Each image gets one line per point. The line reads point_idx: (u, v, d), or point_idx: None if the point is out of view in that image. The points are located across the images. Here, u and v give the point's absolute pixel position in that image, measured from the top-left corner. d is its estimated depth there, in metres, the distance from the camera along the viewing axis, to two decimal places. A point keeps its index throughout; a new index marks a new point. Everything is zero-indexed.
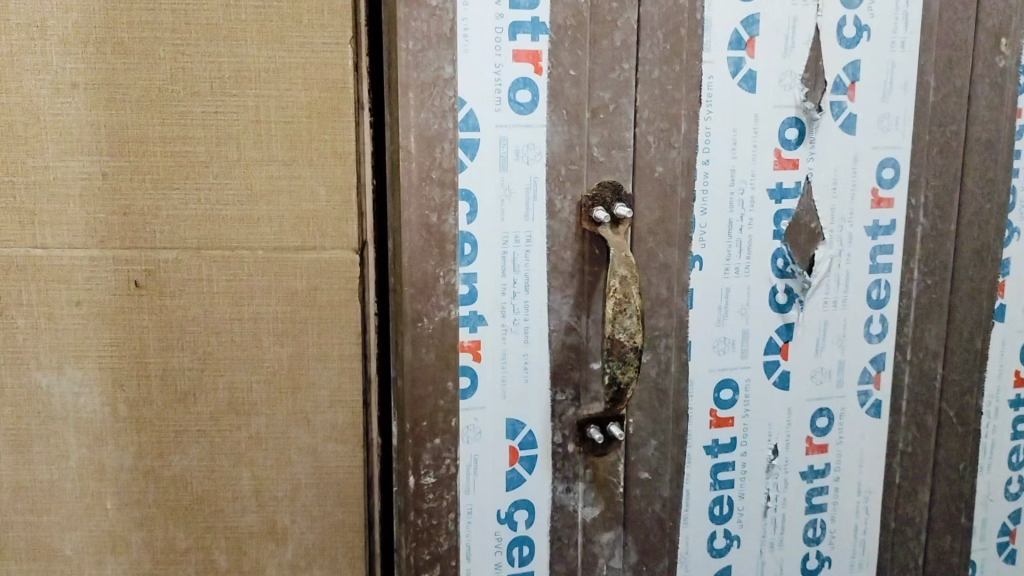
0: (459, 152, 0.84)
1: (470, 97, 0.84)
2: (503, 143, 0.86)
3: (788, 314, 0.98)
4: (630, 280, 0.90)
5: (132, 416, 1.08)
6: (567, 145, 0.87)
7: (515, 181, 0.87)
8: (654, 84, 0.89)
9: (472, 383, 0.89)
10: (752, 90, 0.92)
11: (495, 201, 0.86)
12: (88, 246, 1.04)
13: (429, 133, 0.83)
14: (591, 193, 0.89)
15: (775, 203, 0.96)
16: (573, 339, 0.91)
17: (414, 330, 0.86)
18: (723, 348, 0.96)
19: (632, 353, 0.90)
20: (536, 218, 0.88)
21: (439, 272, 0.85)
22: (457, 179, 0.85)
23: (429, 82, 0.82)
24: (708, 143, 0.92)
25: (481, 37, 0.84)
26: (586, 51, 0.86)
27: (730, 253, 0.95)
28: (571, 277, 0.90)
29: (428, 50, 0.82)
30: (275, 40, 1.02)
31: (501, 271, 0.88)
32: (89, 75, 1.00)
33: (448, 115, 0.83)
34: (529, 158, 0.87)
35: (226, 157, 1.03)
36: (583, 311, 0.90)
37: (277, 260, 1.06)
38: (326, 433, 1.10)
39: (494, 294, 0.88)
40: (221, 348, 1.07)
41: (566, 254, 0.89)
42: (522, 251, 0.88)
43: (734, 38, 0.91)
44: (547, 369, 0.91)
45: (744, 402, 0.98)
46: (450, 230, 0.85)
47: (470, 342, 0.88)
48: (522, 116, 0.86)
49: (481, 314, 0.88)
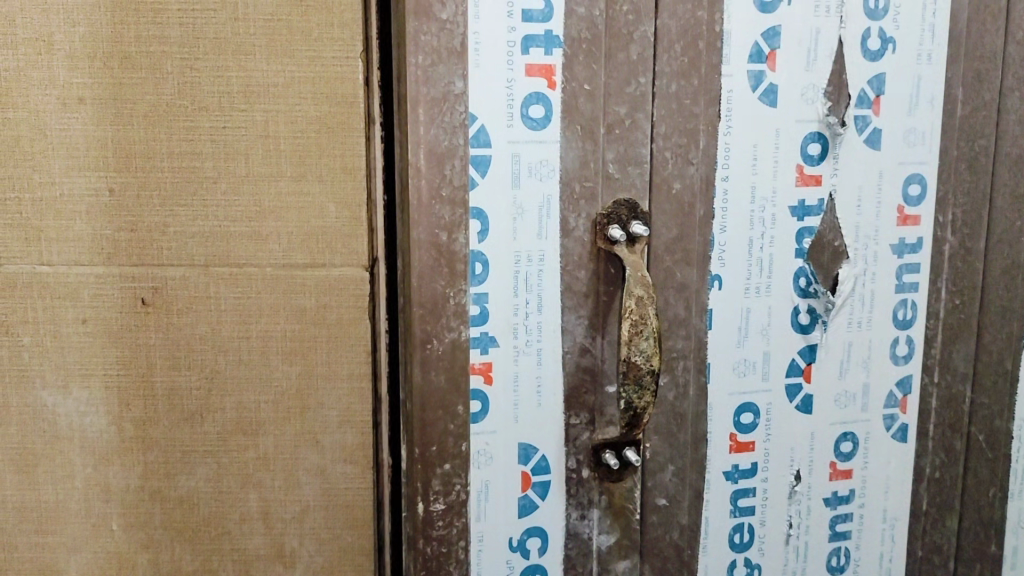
0: (469, 169, 0.82)
1: (482, 113, 0.81)
2: (516, 160, 0.83)
3: (812, 336, 0.95)
4: (647, 301, 0.83)
5: (138, 436, 1.05)
6: (581, 161, 0.85)
7: (527, 199, 0.84)
8: (671, 99, 0.86)
9: (483, 407, 0.86)
10: (774, 105, 0.90)
11: (507, 219, 0.84)
12: (95, 263, 1.02)
13: (439, 149, 0.81)
14: (606, 211, 0.86)
15: (798, 221, 0.93)
16: (588, 361, 0.87)
17: (423, 352, 0.83)
18: (744, 371, 0.93)
19: (650, 377, 0.84)
20: (550, 236, 0.85)
21: (449, 292, 0.83)
22: (467, 197, 0.82)
23: (439, 98, 0.80)
24: (728, 159, 0.89)
25: (492, 51, 0.81)
26: (602, 65, 0.84)
27: (751, 272, 0.92)
28: (585, 297, 0.87)
29: (438, 64, 0.79)
30: (284, 54, 1.00)
31: (513, 291, 0.85)
32: (96, 90, 0.99)
33: (458, 131, 0.81)
34: (542, 175, 0.84)
35: (235, 173, 1.01)
36: (598, 331, 0.87)
37: (286, 278, 1.04)
38: (335, 455, 1.07)
39: (506, 315, 0.85)
40: (229, 367, 1.05)
41: (580, 273, 0.86)
42: (535, 271, 0.85)
43: (754, 51, 0.89)
44: (561, 393, 0.87)
45: (765, 426, 0.95)
46: (461, 249, 0.82)
47: (481, 364, 0.85)
48: (535, 132, 0.83)
49: (493, 336, 0.85)
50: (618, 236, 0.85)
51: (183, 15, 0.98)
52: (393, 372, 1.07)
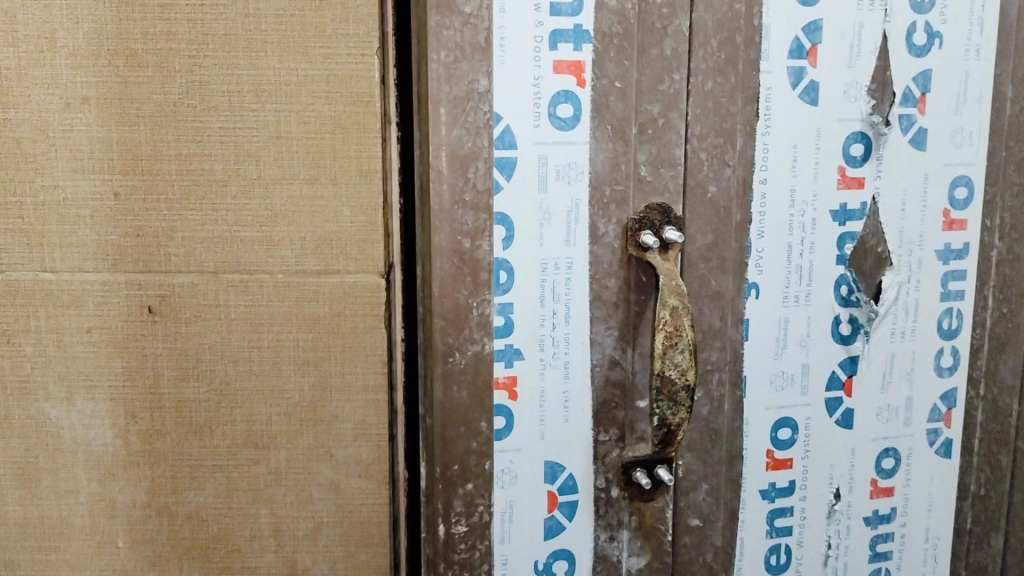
0: (494, 172, 0.77)
1: (507, 113, 0.77)
2: (543, 162, 0.78)
3: (853, 347, 0.91)
4: (682, 311, 0.78)
5: (144, 450, 1.01)
6: (612, 163, 0.80)
7: (555, 203, 0.79)
8: (707, 97, 0.81)
9: (507, 423, 0.81)
10: (814, 103, 0.85)
11: (534, 225, 0.79)
12: (100, 270, 0.98)
13: (462, 151, 0.76)
14: (638, 216, 0.81)
15: (839, 226, 0.88)
16: (618, 374, 0.82)
17: (445, 367, 0.78)
18: (781, 384, 0.88)
19: (684, 393, 0.79)
20: (578, 242, 0.80)
21: (472, 302, 0.78)
22: (492, 202, 0.77)
23: (463, 96, 0.75)
24: (766, 160, 0.85)
25: (518, 47, 0.76)
26: (634, 61, 0.79)
27: (790, 280, 0.87)
28: (615, 307, 0.81)
29: (461, 61, 0.75)
30: (296, 51, 0.95)
31: (540, 301, 0.80)
32: (100, 89, 0.94)
33: (483, 131, 0.76)
34: (570, 178, 0.79)
35: (246, 175, 0.97)
36: (629, 343, 0.82)
37: (299, 285, 0.99)
38: (349, 469, 1.03)
39: (532, 326, 0.80)
40: (239, 378, 1.00)
41: (610, 281, 0.81)
42: (562, 279, 0.80)
43: (794, 46, 0.84)
44: (589, 408, 0.83)
45: (803, 442, 0.90)
46: (484, 257, 0.78)
47: (505, 378, 0.80)
48: (564, 132, 0.78)
49: (518, 348, 0.80)
50: (650, 243, 0.80)
51: (191, 10, 0.94)
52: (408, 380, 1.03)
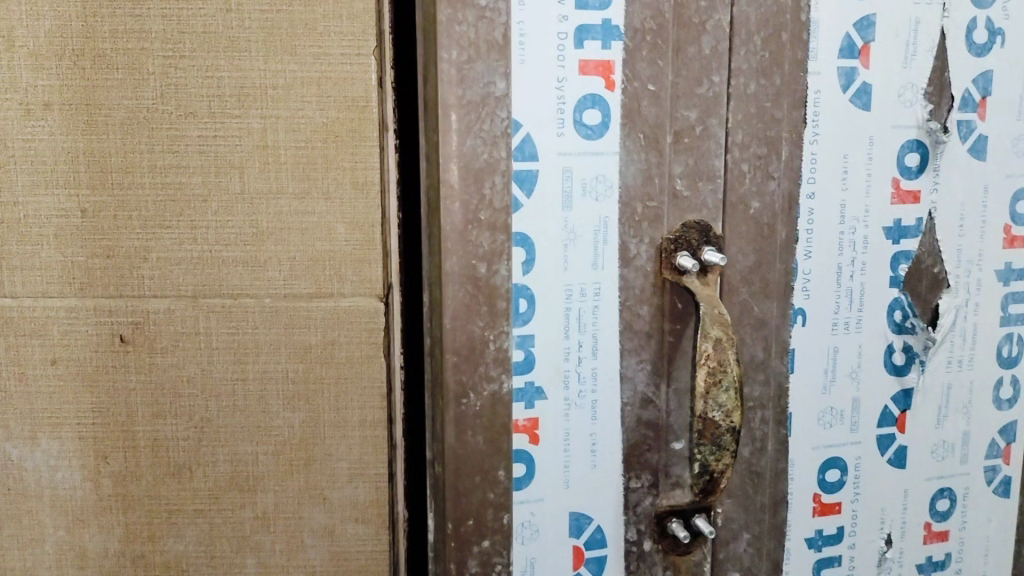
0: (513, 187, 0.68)
1: (527, 120, 0.67)
2: (567, 176, 0.69)
3: (907, 378, 0.82)
4: (727, 343, 0.69)
5: (117, 494, 0.86)
6: (644, 176, 0.70)
7: (580, 222, 0.70)
8: (750, 101, 0.72)
9: (528, 470, 0.72)
10: (867, 107, 0.76)
11: (557, 247, 0.70)
12: (65, 294, 0.84)
13: (476, 164, 0.67)
14: (674, 235, 0.71)
15: (893, 244, 0.79)
16: (651, 413, 0.73)
17: (457, 410, 0.69)
18: (829, 421, 0.80)
19: (730, 436, 0.70)
20: (607, 266, 0.71)
21: (489, 335, 0.69)
22: (510, 221, 0.68)
23: (477, 101, 0.66)
24: (814, 172, 0.75)
25: (540, 44, 0.67)
26: (669, 61, 0.69)
27: (840, 304, 0.78)
28: (648, 338, 0.72)
29: (475, 61, 0.65)
30: (283, 50, 0.81)
31: (564, 332, 0.71)
32: (65, 94, 0.81)
33: (500, 141, 0.67)
34: (598, 194, 0.70)
35: (228, 189, 0.83)
36: (663, 378, 0.72)
37: (288, 310, 0.85)
38: (345, 513, 0.88)
39: (555, 360, 0.71)
40: (221, 415, 0.86)
41: (642, 308, 0.72)
42: (588, 308, 0.71)
43: (845, 43, 0.75)
44: (618, 452, 0.73)
45: (852, 484, 0.82)
46: (502, 283, 0.68)
47: (525, 421, 0.71)
48: (590, 141, 0.69)
49: (539, 386, 0.71)
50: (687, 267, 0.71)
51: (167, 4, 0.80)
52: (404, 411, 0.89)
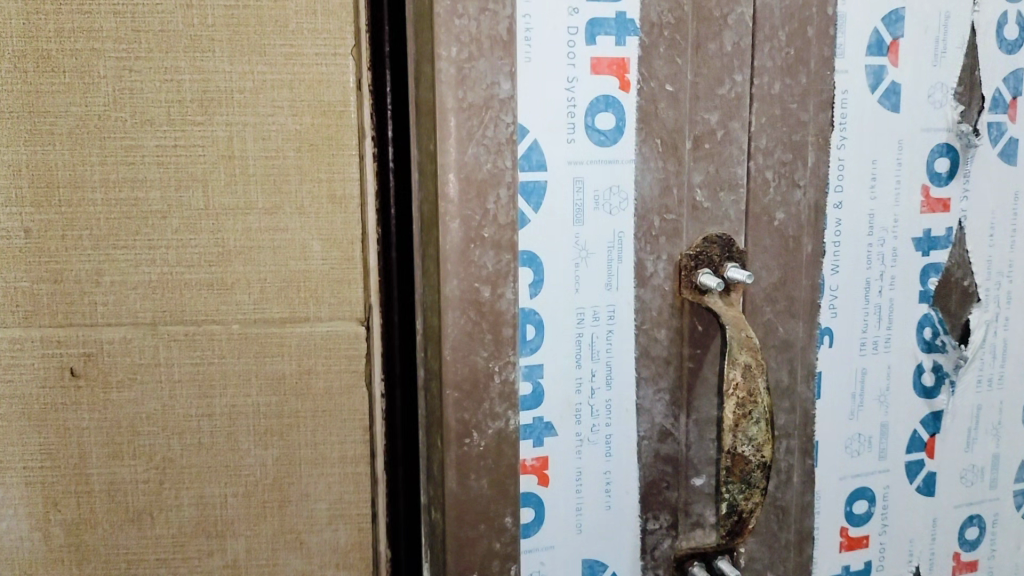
0: (519, 200, 0.61)
1: (535, 125, 0.61)
2: (579, 187, 0.63)
3: (936, 401, 0.76)
4: (756, 369, 0.62)
5: (69, 545, 0.74)
6: (661, 186, 0.64)
7: (593, 239, 0.64)
8: (774, 102, 0.65)
9: (537, 515, 0.64)
10: (896, 109, 0.71)
11: (568, 266, 0.63)
12: (7, 324, 0.72)
13: (479, 175, 0.59)
14: (694, 250, 0.64)
15: (923, 256, 0.74)
16: (669, 448, 0.65)
17: (459, 452, 0.62)
18: (857, 448, 0.74)
19: (761, 473, 0.62)
20: (622, 286, 0.64)
21: (493, 366, 0.61)
22: (517, 238, 0.62)
23: (480, 104, 0.59)
24: (841, 179, 0.70)
25: (549, 40, 0.61)
26: (688, 59, 0.63)
27: (868, 322, 0.73)
28: (666, 364, 0.65)
29: (477, 59, 0.58)
30: (252, 50, 0.71)
31: (575, 360, 0.64)
32: (4, 98, 0.69)
33: (505, 149, 0.60)
34: (612, 207, 0.64)
35: (191, 205, 0.72)
36: (682, 408, 0.65)
37: (258, 338, 0.74)
38: (325, 559, 0.77)
39: (567, 392, 0.64)
40: (185, 454, 0.74)
41: (660, 332, 0.65)
42: (602, 332, 0.64)
43: (873, 40, 0.69)
44: (635, 491, 0.66)
45: (881, 515, 0.75)
46: (507, 309, 0.61)
47: (534, 460, 0.64)
48: (603, 148, 0.63)
49: (549, 421, 0.64)
50: (710, 286, 0.63)
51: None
52: (389, 442, 0.79)
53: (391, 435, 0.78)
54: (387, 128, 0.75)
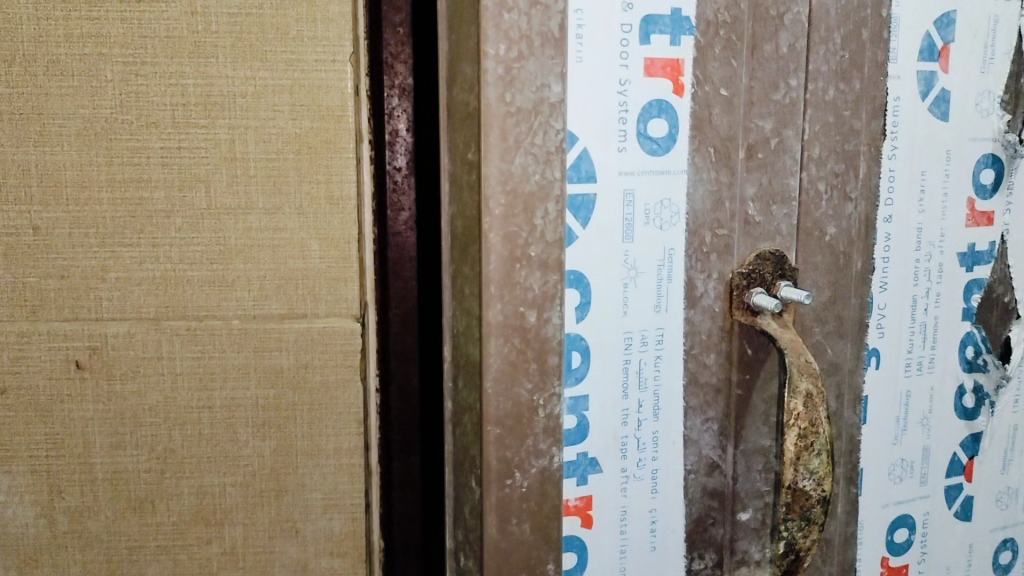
0: (568, 215, 0.57)
1: (586, 132, 0.57)
2: (630, 200, 0.59)
3: (976, 423, 0.74)
4: (817, 398, 0.59)
5: (73, 532, 0.76)
6: (713, 200, 0.60)
7: (642, 257, 0.59)
8: (829, 109, 0.61)
9: (580, 560, 0.61)
10: (945, 118, 0.67)
11: (615, 286, 0.59)
12: (15, 319, 0.73)
13: (526, 187, 0.55)
14: (747, 269, 0.61)
15: (966, 272, 0.71)
16: (716, 481, 0.62)
17: (500, 493, 0.57)
18: (900, 475, 0.71)
19: (820, 507, 0.59)
20: (671, 308, 0.60)
21: (538, 400, 0.57)
22: (565, 258, 0.57)
23: (528, 109, 0.54)
24: (892, 192, 0.66)
25: (602, 34, 0.56)
26: (743, 61, 0.59)
27: (914, 342, 0.70)
28: (715, 393, 0.62)
29: (525, 59, 0.53)
30: (253, 55, 0.72)
31: (622, 390, 0.60)
32: (11, 91, 0.70)
33: (554, 159, 0.55)
34: (663, 221, 0.60)
35: (194, 205, 0.73)
36: (731, 439, 0.62)
37: (257, 332, 0.75)
38: (320, 546, 0.78)
39: (612, 424, 0.61)
40: (186, 444, 0.76)
41: (710, 357, 0.61)
42: (650, 358, 0.61)
43: (926, 44, 0.66)
44: (681, 530, 0.63)
45: (920, 543, 0.73)
46: (553, 334, 0.57)
47: (577, 500, 0.60)
48: (655, 158, 0.59)
49: (593, 457, 0.60)
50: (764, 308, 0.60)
51: (125, 6, 0.70)
52: (384, 431, 0.81)
53: (386, 426, 0.81)
54: (384, 133, 0.77)
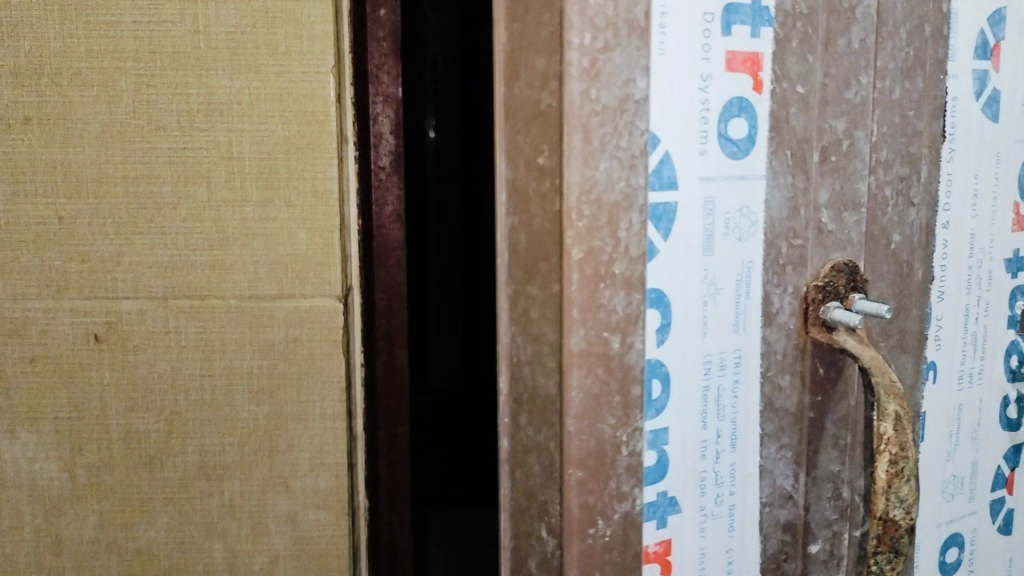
0: (650, 227, 0.58)
1: (667, 134, 0.57)
2: (710, 208, 0.59)
3: (1020, 434, 0.76)
4: (905, 421, 0.60)
5: None
6: (790, 206, 0.61)
7: (721, 274, 0.61)
8: (894, 109, 0.63)
9: None
10: (996, 118, 0.69)
11: (697, 305, 0.60)
12: None
13: (610, 196, 0.56)
14: (823, 281, 0.63)
15: (1012, 279, 0.73)
16: (788, 511, 0.65)
17: (583, 544, 0.60)
18: (952, 492, 0.72)
19: (906, 538, 0.60)
20: (749, 328, 0.62)
21: (620, 437, 0.59)
22: (645, 276, 0.58)
23: (616, 106, 0.55)
24: (949, 197, 0.68)
25: (676, 31, 0.57)
26: (818, 56, 0.60)
27: (965, 354, 0.71)
28: (790, 419, 0.64)
29: (611, 49, 0.55)
30: None
31: (701, 421, 0.62)
32: None
33: (638, 164, 0.56)
34: (741, 232, 0.61)
35: None
36: (805, 466, 0.65)
37: None
38: None
39: (692, 457, 0.62)
40: None
41: (783, 379, 0.64)
42: (728, 383, 0.62)
43: (980, 43, 0.67)
44: (755, 565, 0.65)
45: (969, 561, 0.74)
46: (635, 360, 0.59)
47: (657, 547, 0.62)
48: (735, 162, 0.60)
49: (672, 497, 0.62)
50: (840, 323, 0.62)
51: None
52: None
53: None
54: None
